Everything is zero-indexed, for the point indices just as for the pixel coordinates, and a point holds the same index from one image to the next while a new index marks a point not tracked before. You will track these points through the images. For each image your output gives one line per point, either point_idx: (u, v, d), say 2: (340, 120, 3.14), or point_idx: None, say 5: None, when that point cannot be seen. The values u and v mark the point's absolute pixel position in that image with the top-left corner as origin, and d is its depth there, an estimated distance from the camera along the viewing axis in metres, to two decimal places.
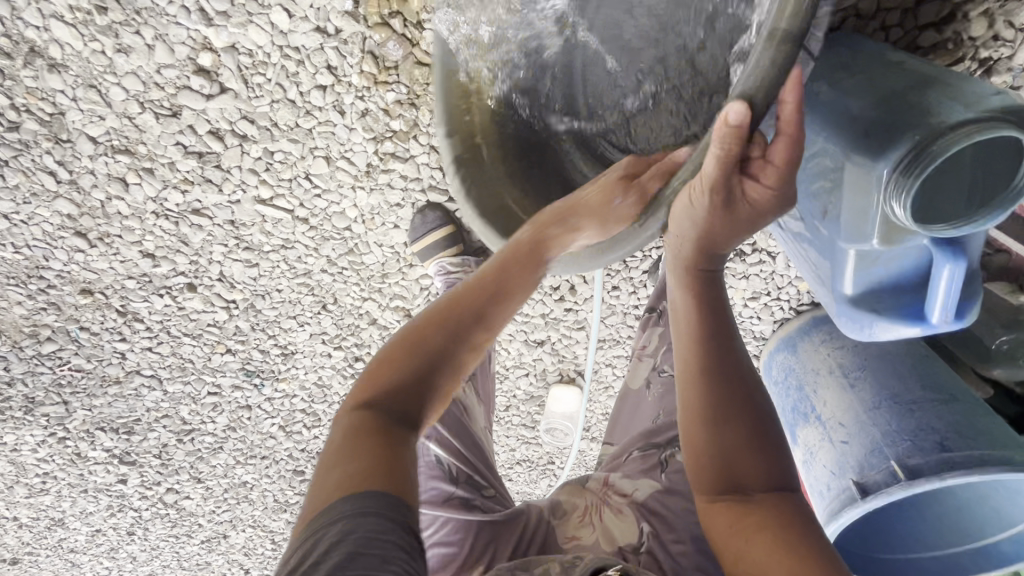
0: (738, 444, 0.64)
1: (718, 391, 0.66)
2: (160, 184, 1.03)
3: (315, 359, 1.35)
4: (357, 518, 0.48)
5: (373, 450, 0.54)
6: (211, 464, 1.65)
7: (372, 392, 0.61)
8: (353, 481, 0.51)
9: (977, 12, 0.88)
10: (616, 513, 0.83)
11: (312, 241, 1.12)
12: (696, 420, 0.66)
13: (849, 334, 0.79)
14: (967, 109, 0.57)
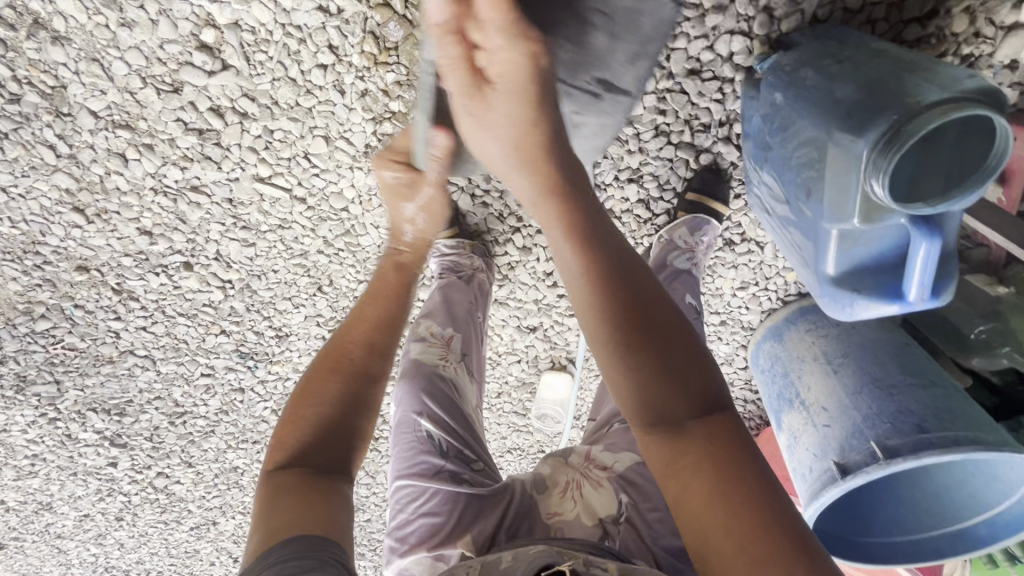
0: (652, 370, 0.57)
1: (628, 319, 0.58)
2: (159, 161, 1.05)
3: (309, 342, 1.36)
4: (278, 561, 0.51)
5: (298, 496, 0.59)
6: (203, 448, 1.66)
7: (303, 416, 0.67)
8: (277, 532, 0.55)
9: (959, 8, 0.91)
10: (597, 486, 0.83)
11: (309, 222, 1.14)
12: (612, 354, 0.58)
13: (833, 314, 0.83)
14: (944, 90, 0.60)
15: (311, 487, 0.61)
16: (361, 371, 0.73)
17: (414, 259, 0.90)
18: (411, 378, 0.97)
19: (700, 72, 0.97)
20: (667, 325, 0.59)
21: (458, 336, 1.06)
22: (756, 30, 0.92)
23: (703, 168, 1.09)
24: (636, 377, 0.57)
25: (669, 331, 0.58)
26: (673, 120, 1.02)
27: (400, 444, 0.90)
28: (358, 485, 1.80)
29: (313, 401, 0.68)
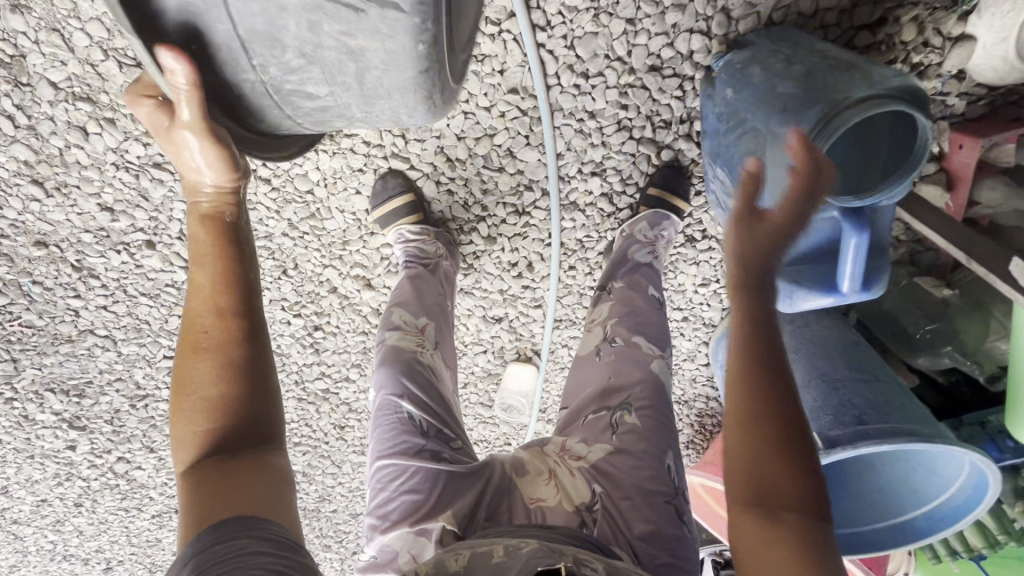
0: (772, 452, 0.56)
1: (768, 404, 0.57)
2: (121, 135, 1.04)
3: (274, 325, 1.37)
4: (206, 549, 0.53)
5: (215, 482, 0.58)
6: (165, 433, 1.64)
7: (190, 403, 0.61)
8: (203, 519, 0.56)
9: (907, 17, 0.96)
10: (573, 474, 0.82)
11: (273, 204, 1.14)
12: (745, 431, 0.58)
13: (776, 307, 0.85)
14: (870, 85, 0.66)
15: (234, 470, 0.59)
16: (221, 335, 0.61)
17: (221, 206, 0.62)
18: (391, 363, 0.96)
19: (661, 68, 1.00)
20: (797, 417, 0.57)
21: (432, 325, 1.06)
22: (714, 30, 0.96)
23: (664, 164, 1.12)
24: (757, 460, 0.56)
25: (797, 423, 0.57)
26: (635, 114, 1.05)
27: (381, 425, 0.89)
28: (324, 474, 1.79)
29: (196, 384, 0.61)
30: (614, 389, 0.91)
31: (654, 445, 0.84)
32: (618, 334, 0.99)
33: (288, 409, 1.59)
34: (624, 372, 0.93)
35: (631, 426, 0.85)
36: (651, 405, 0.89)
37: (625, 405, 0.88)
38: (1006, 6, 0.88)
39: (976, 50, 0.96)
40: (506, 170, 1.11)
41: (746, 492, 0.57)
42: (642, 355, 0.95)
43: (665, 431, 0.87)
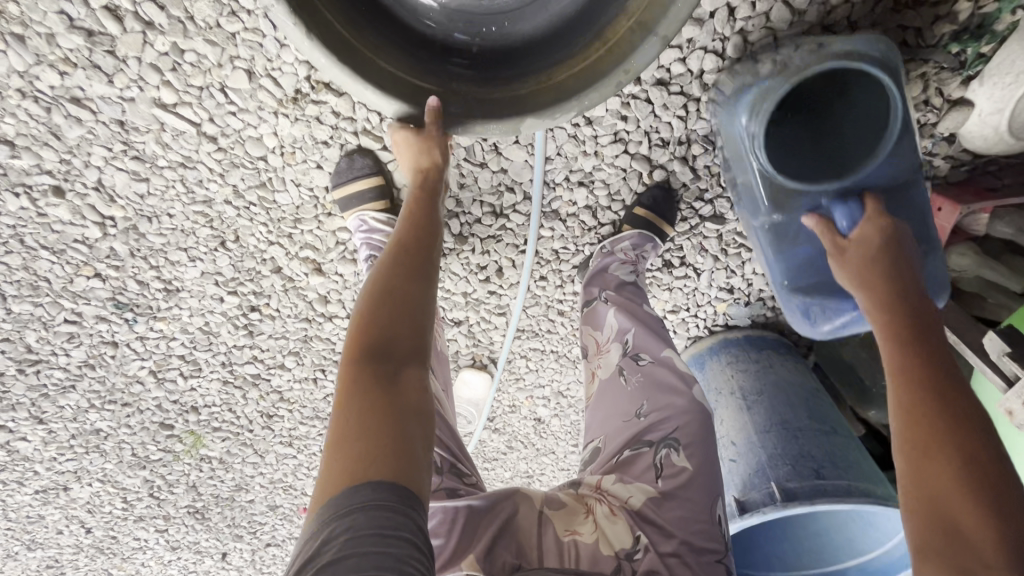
0: (948, 479, 0.57)
1: (938, 427, 0.61)
2: (31, 58, 0.86)
3: (203, 301, 1.21)
4: (367, 510, 0.47)
5: (376, 426, 0.53)
6: (59, 404, 1.43)
7: (360, 351, 0.59)
8: (361, 458, 0.50)
9: (916, 73, 0.94)
10: (613, 514, 0.72)
11: (218, 165, 0.99)
12: (916, 467, 0.60)
13: (803, 330, 0.96)
14: (813, 56, 0.80)
15: (391, 405, 0.55)
16: (417, 296, 0.65)
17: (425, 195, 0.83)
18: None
19: (669, 83, 0.94)
20: (977, 447, 0.58)
21: None
22: (729, 51, 0.91)
23: (655, 184, 1.06)
24: (941, 492, 0.57)
25: (974, 450, 0.58)
26: (633, 128, 0.98)
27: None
28: (243, 464, 1.63)
29: (361, 336, 0.60)
30: (655, 423, 0.82)
31: (704, 490, 0.75)
32: (646, 357, 0.92)
33: (211, 391, 1.42)
34: (662, 403, 0.84)
35: (675, 467, 0.76)
36: (698, 441, 0.79)
37: (666, 440, 0.79)
38: (1008, 78, 0.88)
39: (971, 116, 0.97)
40: (488, 166, 1.02)
41: (935, 536, 0.56)
42: (673, 383, 0.87)
43: (713, 474, 0.78)
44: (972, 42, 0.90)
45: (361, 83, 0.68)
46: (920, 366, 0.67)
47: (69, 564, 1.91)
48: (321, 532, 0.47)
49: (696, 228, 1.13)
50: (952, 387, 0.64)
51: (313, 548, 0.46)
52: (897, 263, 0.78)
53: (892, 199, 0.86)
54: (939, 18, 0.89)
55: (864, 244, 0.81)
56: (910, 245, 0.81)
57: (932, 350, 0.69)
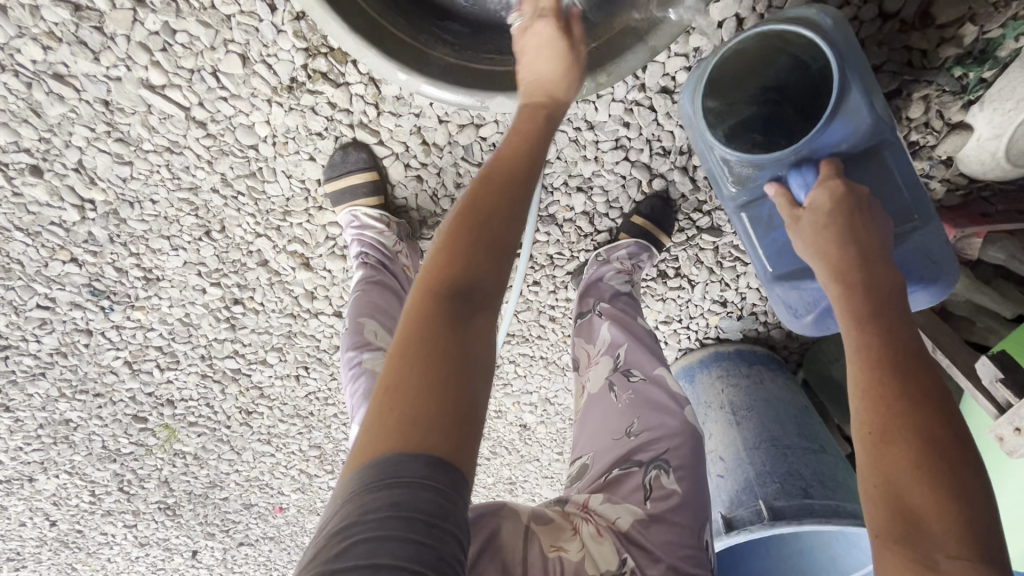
0: (903, 464, 0.51)
1: (892, 405, 0.54)
2: (12, 30, 0.82)
3: (184, 292, 1.17)
4: (419, 489, 0.42)
5: (439, 386, 0.46)
6: (27, 393, 1.37)
7: (433, 290, 0.50)
8: (418, 422, 0.44)
9: (918, 95, 0.94)
10: (600, 534, 0.69)
11: (206, 152, 0.96)
12: (873, 454, 0.53)
13: (796, 328, 0.86)
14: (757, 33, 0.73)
15: (462, 360, 0.47)
16: (512, 231, 0.53)
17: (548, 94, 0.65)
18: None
19: (673, 92, 0.93)
20: (938, 428, 0.51)
21: None
22: None
23: (653, 193, 1.05)
24: (901, 479, 0.50)
25: (937, 435, 0.51)
26: (635, 135, 0.97)
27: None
28: (219, 460, 1.58)
29: (440, 270, 0.50)
30: (646, 442, 0.80)
31: (693, 514, 0.74)
32: (638, 373, 0.90)
33: (188, 384, 1.37)
34: (652, 423, 0.82)
35: (664, 490, 0.74)
36: (688, 466, 0.78)
37: (657, 461, 0.77)
38: (1009, 104, 0.88)
39: (970, 140, 0.97)
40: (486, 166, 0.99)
41: (891, 525, 0.49)
42: (665, 403, 0.85)
43: (701, 499, 0.76)
44: (975, 67, 0.90)
45: (329, 12, 0.67)
46: (881, 344, 0.59)
47: (31, 558, 1.84)
48: (361, 497, 0.42)
49: (692, 239, 1.12)
50: (914, 362, 0.57)
51: (343, 520, 0.42)
52: (860, 228, 0.67)
53: (863, 162, 0.74)
54: (945, 40, 0.89)
55: (819, 212, 0.69)
56: (877, 205, 0.70)
57: (896, 325, 0.60)
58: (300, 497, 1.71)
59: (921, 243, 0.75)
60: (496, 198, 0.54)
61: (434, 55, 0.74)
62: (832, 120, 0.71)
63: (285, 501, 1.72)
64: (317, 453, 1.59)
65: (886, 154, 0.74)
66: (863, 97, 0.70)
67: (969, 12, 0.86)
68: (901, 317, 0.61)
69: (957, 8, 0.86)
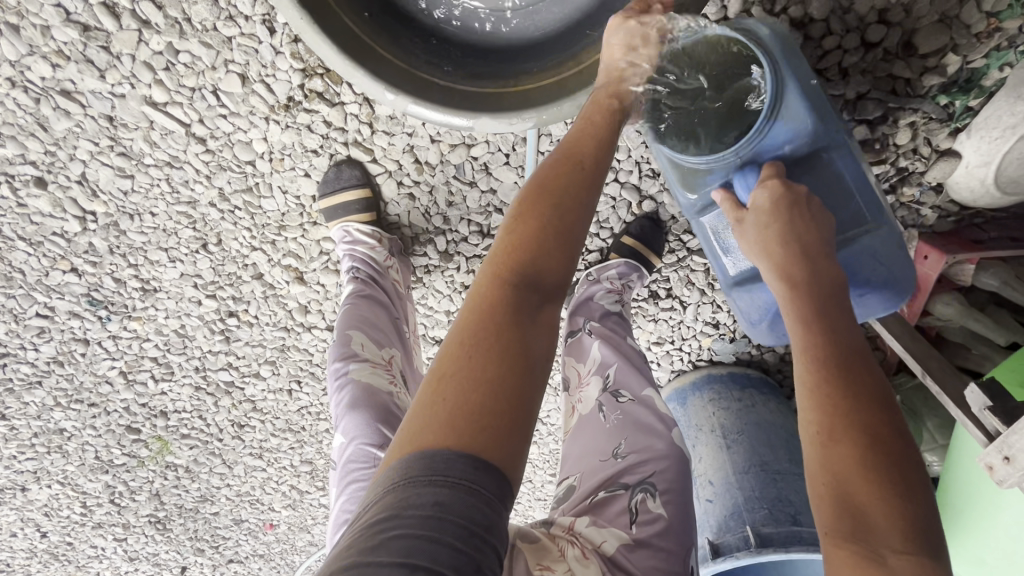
0: (848, 461, 0.51)
1: (840, 403, 0.54)
2: (24, 48, 0.86)
3: (180, 303, 1.19)
4: (461, 492, 0.43)
5: (495, 389, 0.48)
6: (23, 401, 1.38)
7: (500, 285, 0.53)
8: (474, 420, 0.46)
9: (905, 121, 0.95)
10: (585, 557, 0.68)
11: (205, 167, 0.98)
12: (820, 451, 0.53)
13: (756, 334, 0.86)
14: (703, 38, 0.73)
15: (519, 365, 0.50)
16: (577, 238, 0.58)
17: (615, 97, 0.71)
18: (366, 407, 0.84)
19: None
20: (881, 424, 0.52)
21: (399, 355, 0.94)
22: None
23: (643, 214, 1.07)
24: (846, 478, 0.50)
25: (879, 428, 0.52)
26: (624, 157, 0.99)
27: (352, 482, 0.78)
28: (210, 474, 1.58)
29: (508, 266, 0.54)
30: (632, 464, 0.79)
31: (680, 538, 0.73)
32: (626, 394, 0.89)
33: (182, 396, 1.38)
34: (640, 445, 0.81)
35: (651, 514, 0.73)
36: (675, 489, 0.77)
37: (644, 484, 0.76)
38: (995, 132, 0.89)
39: (959, 167, 0.97)
40: (477, 185, 1.00)
41: (838, 523, 0.49)
42: (653, 425, 0.84)
43: (687, 523, 0.75)
44: (961, 95, 0.92)
45: (319, 35, 0.69)
46: (827, 346, 0.58)
47: (21, 571, 1.82)
48: (403, 490, 0.43)
49: (683, 260, 1.13)
50: (859, 361, 0.57)
51: (384, 512, 0.42)
52: (806, 229, 0.67)
53: (809, 167, 0.73)
54: (928, 69, 0.90)
55: (762, 212, 0.68)
56: (818, 202, 0.68)
57: (840, 327, 0.60)
58: (290, 514, 1.70)
59: (868, 247, 0.74)
60: (561, 206, 0.58)
61: (425, 77, 0.76)
62: (771, 123, 0.70)
63: (275, 518, 1.71)
64: (308, 469, 1.58)
65: (832, 156, 0.73)
66: (800, 100, 0.70)
67: (951, 43, 0.88)
68: (845, 319, 0.61)
69: (939, 39, 0.87)
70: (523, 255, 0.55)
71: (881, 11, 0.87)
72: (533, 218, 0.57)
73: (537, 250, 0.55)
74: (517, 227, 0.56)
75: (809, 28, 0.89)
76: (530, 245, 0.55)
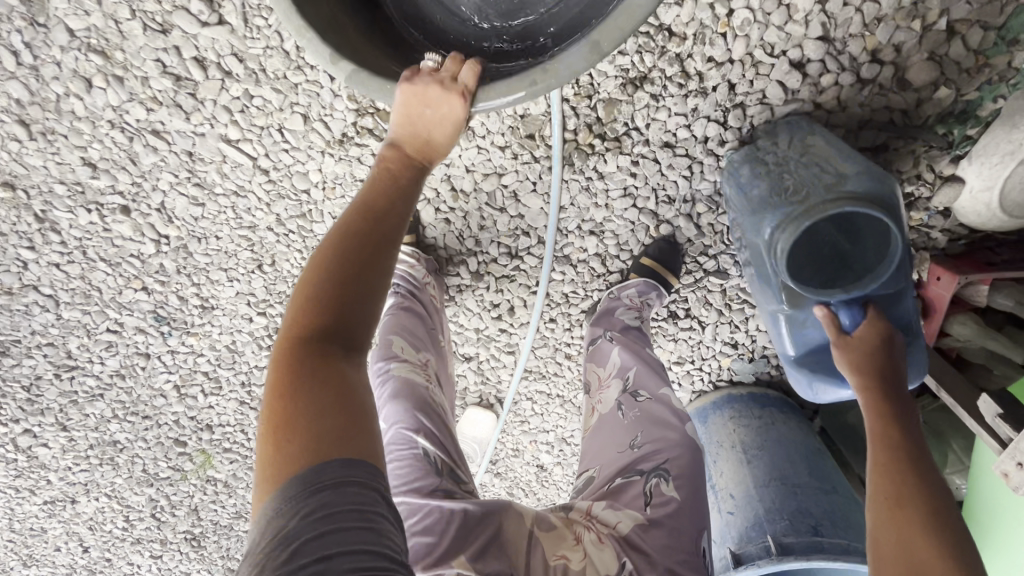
0: (915, 527, 0.59)
1: (906, 484, 0.63)
2: (126, 95, 1.02)
3: (233, 320, 1.30)
4: (344, 487, 0.48)
5: (332, 415, 0.52)
6: (84, 412, 1.50)
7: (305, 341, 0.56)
8: (326, 445, 0.50)
9: (906, 149, 1.02)
10: (601, 541, 0.73)
11: (266, 196, 1.11)
12: (893, 522, 0.61)
13: (799, 393, 0.98)
14: (830, 192, 0.84)
15: (349, 391, 0.55)
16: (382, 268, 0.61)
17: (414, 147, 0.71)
18: (404, 397, 0.91)
19: (675, 146, 1.04)
20: (942, 504, 0.61)
21: (433, 359, 1.02)
22: (730, 121, 1.01)
23: (661, 237, 1.14)
24: (910, 542, 0.58)
25: (941, 508, 0.60)
26: (642, 184, 1.08)
27: (394, 459, 0.83)
28: (246, 489, 1.65)
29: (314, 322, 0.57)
30: (648, 454, 0.83)
31: (692, 521, 0.76)
32: (644, 393, 0.94)
33: (227, 410, 1.48)
34: (656, 436, 0.86)
35: (665, 497, 0.77)
36: (688, 474, 0.81)
37: (658, 470, 0.80)
38: (995, 157, 0.94)
39: (963, 192, 1.02)
40: (507, 211, 1.11)
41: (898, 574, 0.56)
42: (670, 420, 0.89)
43: (700, 507, 0.79)
44: (958, 125, 0.98)
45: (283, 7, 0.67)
46: (900, 444, 0.68)
47: None
48: (287, 512, 0.47)
49: (700, 281, 1.19)
50: (925, 458, 0.66)
51: (276, 531, 0.47)
52: (889, 356, 0.80)
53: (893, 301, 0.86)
54: (923, 101, 0.98)
55: (864, 339, 0.81)
56: (902, 342, 0.82)
57: (910, 432, 0.70)
58: None
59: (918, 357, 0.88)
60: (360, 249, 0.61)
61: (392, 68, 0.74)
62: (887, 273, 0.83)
63: None
64: None
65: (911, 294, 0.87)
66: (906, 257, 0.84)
67: (943, 77, 0.95)
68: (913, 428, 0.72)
69: (931, 74, 0.95)
70: (324, 307, 0.57)
71: (873, 51, 0.95)
72: (336, 260, 0.60)
73: (339, 286, 0.58)
74: (320, 270, 0.59)
75: (807, 68, 0.97)
76: (335, 284, 0.58)
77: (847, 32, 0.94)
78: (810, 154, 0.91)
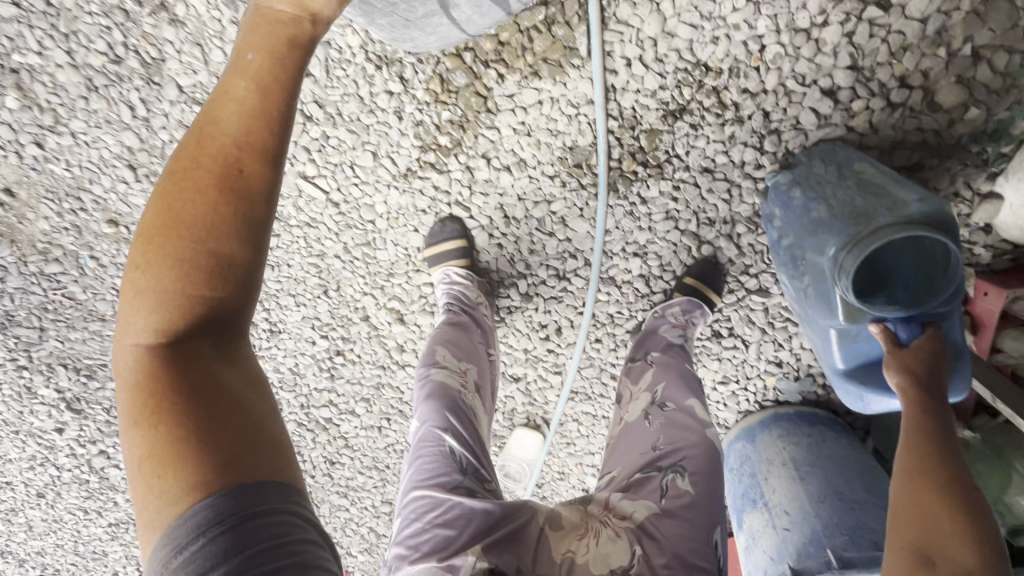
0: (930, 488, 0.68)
1: (929, 454, 0.71)
2: None
3: (298, 343, 1.40)
4: (251, 521, 0.44)
5: (208, 439, 0.47)
6: None
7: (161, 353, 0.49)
8: (206, 474, 0.45)
9: (941, 167, 1.06)
10: (617, 535, 0.77)
11: (335, 226, 1.23)
12: (909, 481, 0.70)
13: (845, 403, 1.00)
14: (889, 215, 0.86)
15: (224, 399, 0.49)
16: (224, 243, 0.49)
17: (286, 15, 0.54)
18: (438, 398, 0.96)
19: (714, 171, 1.11)
20: (962, 472, 0.69)
21: (473, 369, 1.07)
22: (766, 146, 1.08)
23: (702, 258, 1.19)
24: (924, 499, 0.67)
25: (960, 476, 0.68)
26: (683, 208, 1.14)
27: (422, 455, 0.87)
28: None
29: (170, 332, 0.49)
30: (669, 454, 0.87)
31: (705, 515, 0.80)
32: (669, 401, 0.98)
33: None
34: (678, 438, 0.89)
35: (680, 492, 0.81)
36: (704, 472, 0.84)
37: (677, 468, 0.84)
38: None
39: (1002, 208, 1.05)
40: (555, 235, 1.19)
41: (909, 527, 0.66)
42: (692, 425, 0.92)
43: (715, 502, 0.82)
44: (991, 143, 1.02)
45: None
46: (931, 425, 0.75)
47: None
48: (186, 566, 0.43)
49: (743, 300, 1.22)
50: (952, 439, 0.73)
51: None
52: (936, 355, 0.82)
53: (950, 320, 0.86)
54: (954, 121, 1.02)
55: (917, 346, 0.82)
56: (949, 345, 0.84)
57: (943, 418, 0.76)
58: (365, 559, 1.77)
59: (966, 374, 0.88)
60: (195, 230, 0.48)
61: None
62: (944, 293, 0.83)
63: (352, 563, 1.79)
64: (388, 510, 1.66)
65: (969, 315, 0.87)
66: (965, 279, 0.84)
67: (972, 99, 1.00)
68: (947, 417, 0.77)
69: (960, 96, 1.00)
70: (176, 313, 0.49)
71: (902, 77, 1.01)
72: (165, 255, 0.48)
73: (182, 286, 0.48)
74: (144, 265, 0.49)
75: (838, 94, 1.03)
76: (174, 285, 0.48)
77: (875, 60, 1.01)
78: (868, 182, 0.94)
